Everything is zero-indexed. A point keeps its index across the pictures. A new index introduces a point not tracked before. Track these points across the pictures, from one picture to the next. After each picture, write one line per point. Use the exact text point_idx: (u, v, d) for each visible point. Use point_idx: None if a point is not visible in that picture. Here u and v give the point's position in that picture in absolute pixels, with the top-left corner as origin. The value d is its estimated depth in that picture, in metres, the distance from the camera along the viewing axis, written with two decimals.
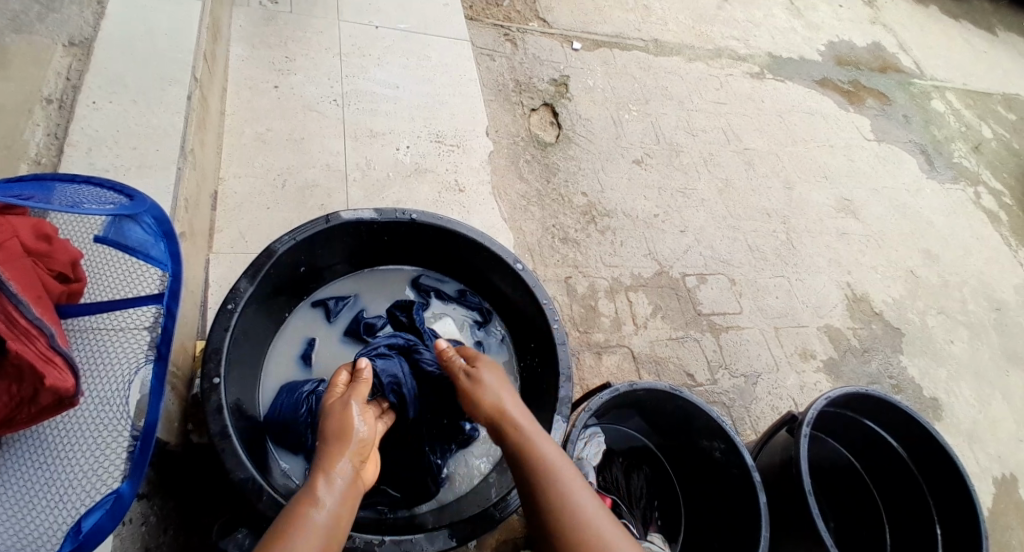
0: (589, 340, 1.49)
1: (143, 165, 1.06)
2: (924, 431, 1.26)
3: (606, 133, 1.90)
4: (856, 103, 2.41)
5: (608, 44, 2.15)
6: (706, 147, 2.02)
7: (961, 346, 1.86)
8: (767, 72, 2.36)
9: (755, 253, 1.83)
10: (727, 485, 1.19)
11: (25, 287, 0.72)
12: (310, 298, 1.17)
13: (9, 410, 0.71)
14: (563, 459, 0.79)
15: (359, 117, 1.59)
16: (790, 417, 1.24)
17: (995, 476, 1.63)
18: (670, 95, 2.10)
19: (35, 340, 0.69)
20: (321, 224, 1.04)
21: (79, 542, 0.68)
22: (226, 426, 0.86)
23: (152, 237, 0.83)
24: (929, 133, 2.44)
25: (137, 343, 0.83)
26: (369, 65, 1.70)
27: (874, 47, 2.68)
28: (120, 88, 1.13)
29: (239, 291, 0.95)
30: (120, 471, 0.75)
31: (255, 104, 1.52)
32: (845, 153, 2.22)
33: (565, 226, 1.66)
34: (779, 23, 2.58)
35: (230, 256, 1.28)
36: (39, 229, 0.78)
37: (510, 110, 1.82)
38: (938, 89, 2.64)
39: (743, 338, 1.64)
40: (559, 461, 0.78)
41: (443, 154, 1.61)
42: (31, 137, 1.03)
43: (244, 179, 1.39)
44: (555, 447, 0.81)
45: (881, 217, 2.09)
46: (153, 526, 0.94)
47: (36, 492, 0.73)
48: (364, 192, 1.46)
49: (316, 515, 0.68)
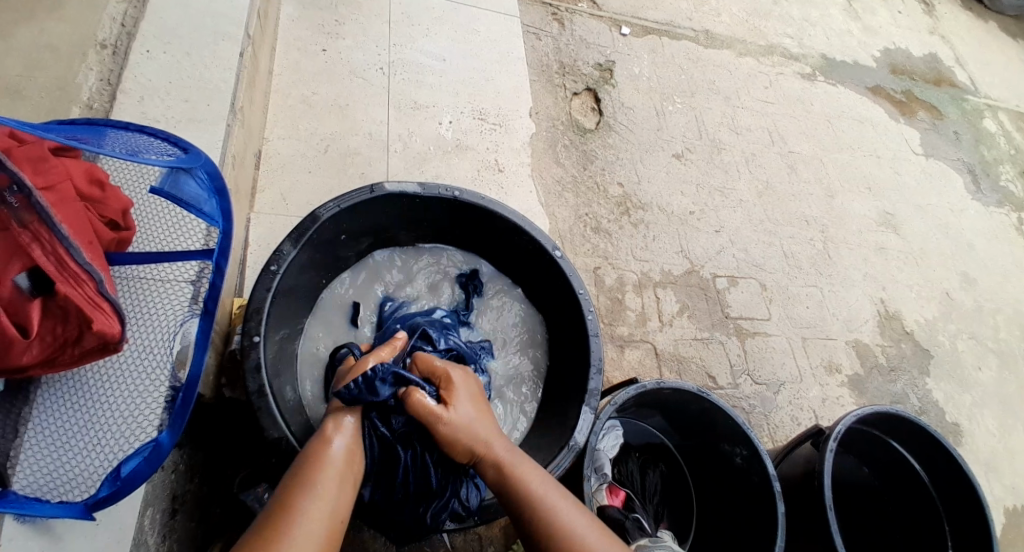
0: (614, 333, 1.48)
1: (194, 119, 1.05)
2: (950, 457, 1.23)
3: (648, 124, 1.86)
4: (906, 114, 2.34)
5: (658, 32, 2.10)
6: (748, 147, 1.97)
7: (988, 374, 1.82)
8: (819, 74, 2.29)
9: (789, 260, 1.80)
10: (745, 490, 1.18)
11: (77, 231, 0.71)
12: (360, 264, 1.18)
13: (52, 351, 0.71)
14: (549, 486, 0.81)
15: (403, 87, 1.57)
16: (814, 431, 1.23)
17: (1009, 508, 1.61)
18: (716, 90, 2.05)
19: (83, 284, 0.68)
20: (366, 194, 1.03)
21: (117, 488, 0.69)
22: (262, 384, 0.86)
23: (206, 193, 0.84)
24: (978, 152, 2.37)
25: (179, 294, 0.85)
26: (416, 35, 1.68)
27: (930, 59, 2.59)
28: (173, 38, 1.12)
29: (282, 254, 0.95)
30: (158, 421, 0.77)
31: (302, 65, 1.51)
32: (890, 166, 2.16)
33: (598, 216, 1.64)
34: (835, 24, 2.50)
35: (270, 218, 1.28)
36: (92, 174, 0.78)
37: (553, 92, 1.78)
38: (991, 108, 2.55)
39: (769, 345, 1.62)
40: (544, 491, 0.80)
41: (485, 132, 1.59)
42: (84, 82, 1.03)
43: (287, 140, 1.38)
44: (543, 475, 0.82)
45: (922, 234, 2.04)
46: (181, 473, 0.94)
47: (75, 433, 0.74)
48: (405, 164, 1.45)
49: (303, 503, 0.71)
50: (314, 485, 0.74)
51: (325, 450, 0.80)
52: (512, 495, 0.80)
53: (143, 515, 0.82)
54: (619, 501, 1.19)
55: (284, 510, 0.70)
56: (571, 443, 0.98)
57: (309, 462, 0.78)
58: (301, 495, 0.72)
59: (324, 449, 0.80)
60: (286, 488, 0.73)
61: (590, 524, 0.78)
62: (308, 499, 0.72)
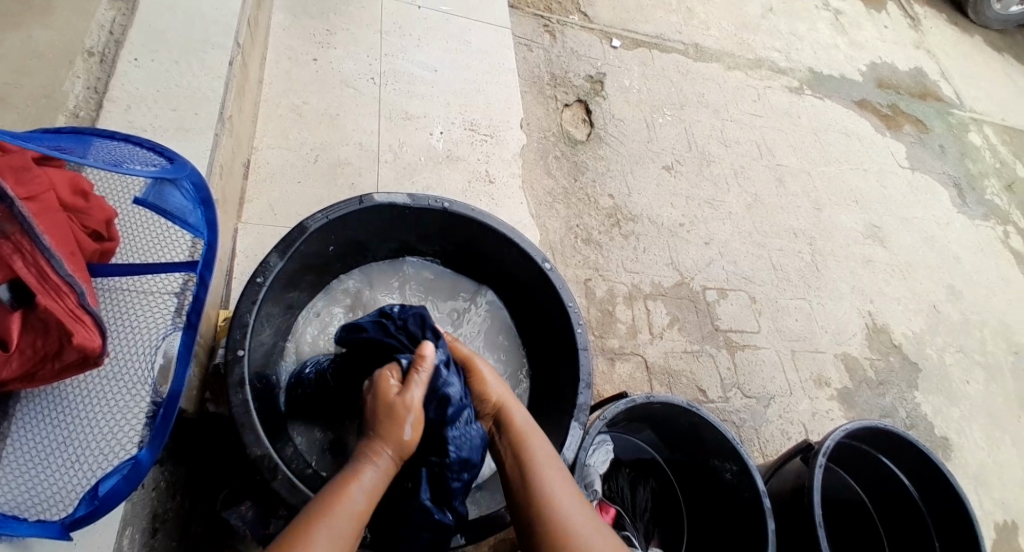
0: (604, 345, 1.48)
1: (181, 128, 1.04)
2: (938, 473, 1.23)
3: (639, 135, 1.87)
4: (893, 128, 2.37)
5: (649, 45, 2.11)
6: (738, 159, 1.98)
7: (975, 386, 1.83)
8: (807, 88, 2.31)
9: (778, 272, 1.80)
10: (736, 507, 1.17)
11: (59, 241, 0.70)
12: (348, 275, 1.17)
13: (32, 365, 0.69)
14: (553, 459, 0.85)
15: (394, 97, 1.56)
16: (804, 446, 1.23)
17: (996, 520, 1.62)
18: (706, 102, 2.06)
19: (64, 297, 0.67)
20: (354, 205, 1.02)
21: (94, 507, 0.68)
22: (246, 399, 0.85)
23: (190, 204, 0.83)
24: (964, 166, 2.40)
25: (162, 306, 0.83)
26: (408, 45, 1.67)
27: (916, 73, 2.62)
28: (162, 47, 1.11)
29: (269, 265, 0.93)
30: (138, 438, 0.75)
31: (292, 74, 1.50)
32: (877, 179, 2.19)
33: (589, 227, 1.63)
34: (822, 39, 2.53)
35: (258, 228, 1.26)
36: (76, 184, 0.76)
37: (544, 104, 1.79)
38: (976, 122, 2.59)
39: (759, 357, 1.62)
40: (548, 461, 0.84)
41: (476, 143, 1.59)
42: (70, 89, 1.01)
43: (277, 150, 1.37)
44: (548, 447, 0.87)
45: (909, 247, 2.06)
46: (162, 491, 0.92)
47: (54, 448, 0.72)
48: (396, 174, 1.45)
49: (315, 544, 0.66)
50: (327, 525, 0.69)
51: (346, 490, 0.73)
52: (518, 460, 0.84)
53: (122, 537, 0.80)
54: (610, 517, 1.18)
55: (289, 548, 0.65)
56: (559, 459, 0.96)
57: (325, 499, 0.71)
58: (311, 536, 0.67)
59: (347, 488, 0.73)
60: (297, 530, 0.67)
61: (587, 514, 0.80)
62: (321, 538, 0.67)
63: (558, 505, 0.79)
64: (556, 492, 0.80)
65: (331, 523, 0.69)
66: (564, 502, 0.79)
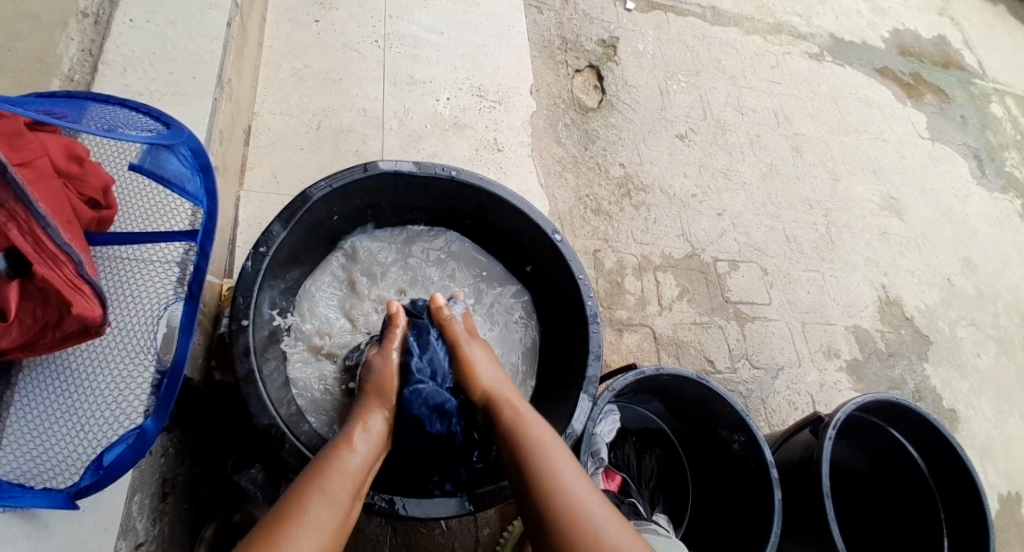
0: (611, 316, 1.47)
1: (179, 92, 1.01)
2: (949, 445, 1.21)
3: (651, 102, 1.82)
4: (913, 97, 2.30)
5: (663, 8, 2.04)
6: (753, 128, 1.93)
7: (986, 360, 1.81)
8: (827, 54, 2.24)
9: (791, 244, 1.77)
10: (743, 478, 1.17)
11: (53, 210, 0.68)
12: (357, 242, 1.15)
13: (32, 335, 0.68)
14: (555, 447, 0.83)
15: (399, 62, 1.52)
16: (814, 418, 1.21)
17: (1002, 494, 1.61)
18: (722, 68, 2.00)
19: (62, 266, 0.65)
20: (359, 172, 1.00)
21: (100, 476, 0.67)
22: (251, 369, 0.84)
23: (188, 169, 0.80)
24: (984, 137, 2.33)
25: (165, 275, 0.82)
26: (414, 7, 1.62)
27: (939, 40, 2.53)
28: (157, 7, 1.08)
29: (272, 234, 0.91)
30: (144, 407, 0.75)
31: (294, 37, 1.46)
32: (895, 149, 2.13)
33: (598, 197, 1.60)
34: (844, 3, 2.43)
35: (261, 195, 1.25)
36: (70, 150, 0.74)
37: (554, 69, 1.73)
38: (998, 92, 2.51)
39: (768, 329, 1.60)
40: (550, 451, 0.82)
41: (484, 110, 1.55)
42: (65, 52, 0.98)
43: (279, 116, 1.34)
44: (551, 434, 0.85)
45: (925, 219, 2.01)
46: (171, 457, 0.92)
47: (59, 418, 0.72)
48: (401, 141, 1.42)
49: (311, 511, 0.70)
50: (324, 488, 0.73)
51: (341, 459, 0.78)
52: (517, 459, 0.81)
53: (132, 501, 0.80)
54: (615, 486, 1.19)
55: (290, 514, 0.69)
56: (568, 431, 0.96)
57: (323, 466, 0.76)
58: (309, 504, 0.70)
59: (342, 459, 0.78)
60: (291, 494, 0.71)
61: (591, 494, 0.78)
62: (316, 507, 0.70)
63: (558, 481, 0.78)
64: (556, 461, 0.80)
65: (323, 495, 0.72)
66: (564, 479, 0.78)
